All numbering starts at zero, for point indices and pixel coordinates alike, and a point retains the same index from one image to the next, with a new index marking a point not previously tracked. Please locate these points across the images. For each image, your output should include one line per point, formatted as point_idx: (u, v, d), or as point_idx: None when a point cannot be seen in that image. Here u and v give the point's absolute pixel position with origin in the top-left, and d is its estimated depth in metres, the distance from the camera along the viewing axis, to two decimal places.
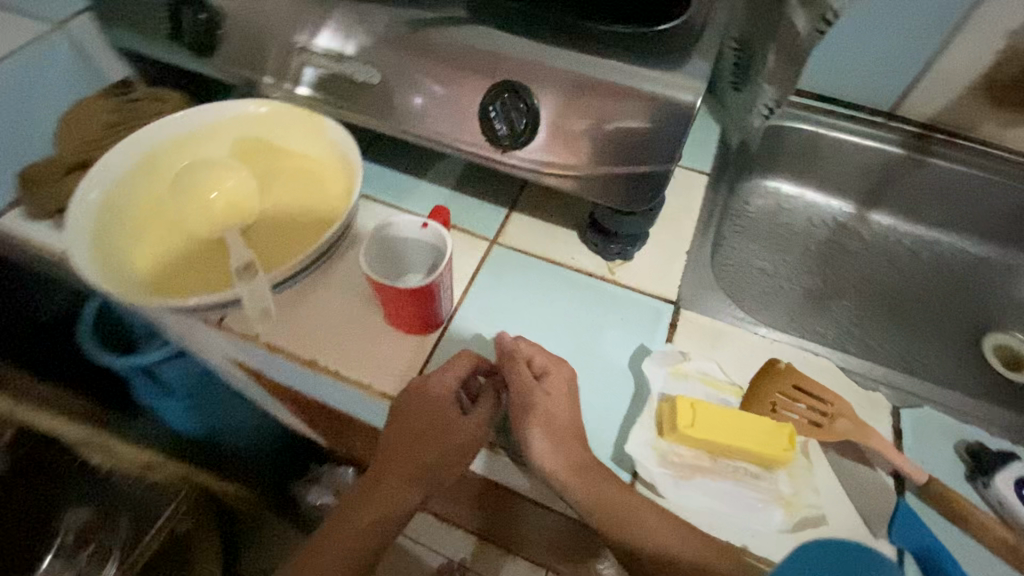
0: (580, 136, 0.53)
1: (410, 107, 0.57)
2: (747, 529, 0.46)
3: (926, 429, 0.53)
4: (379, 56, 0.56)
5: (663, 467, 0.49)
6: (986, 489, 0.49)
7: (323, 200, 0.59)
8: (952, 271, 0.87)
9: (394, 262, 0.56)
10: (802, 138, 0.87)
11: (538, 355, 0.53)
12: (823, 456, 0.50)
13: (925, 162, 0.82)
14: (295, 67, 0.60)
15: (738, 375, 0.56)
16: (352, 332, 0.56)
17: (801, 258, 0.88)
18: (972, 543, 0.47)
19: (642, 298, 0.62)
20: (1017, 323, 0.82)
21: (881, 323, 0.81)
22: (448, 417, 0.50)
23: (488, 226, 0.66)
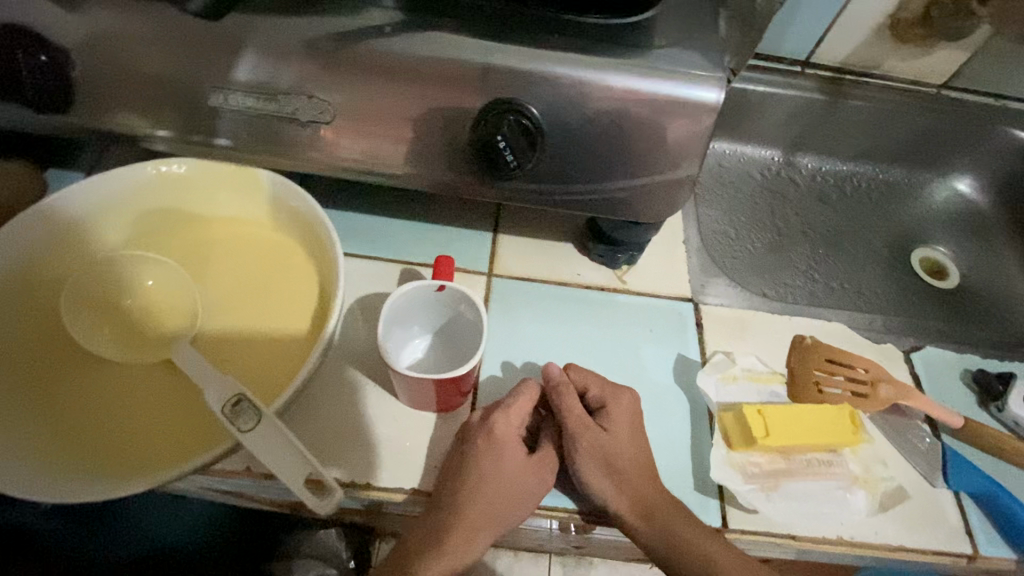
0: (589, 150, 0.46)
1: (374, 142, 0.47)
2: (837, 519, 0.47)
3: (936, 368, 0.57)
4: (323, 86, 0.44)
5: (746, 481, 0.48)
6: (999, 412, 0.55)
7: (289, 275, 0.49)
8: (878, 200, 0.91)
9: (405, 322, 0.49)
10: (732, 96, 0.85)
11: (592, 386, 0.48)
12: (872, 424, 0.52)
13: (844, 103, 0.85)
14: (203, 114, 0.46)
15: (776, 362, 0.56)
16: (370, 428, 0.47)
17: (751, 213, 0.86)
18: (999, 462, 0.52)
19: (661, 302, 0.58)
20: (933, 237, 0.89)
21: (838, 261, 0.82)
22: (512, 465, 0.44)
23: (478, 257, 0.59)
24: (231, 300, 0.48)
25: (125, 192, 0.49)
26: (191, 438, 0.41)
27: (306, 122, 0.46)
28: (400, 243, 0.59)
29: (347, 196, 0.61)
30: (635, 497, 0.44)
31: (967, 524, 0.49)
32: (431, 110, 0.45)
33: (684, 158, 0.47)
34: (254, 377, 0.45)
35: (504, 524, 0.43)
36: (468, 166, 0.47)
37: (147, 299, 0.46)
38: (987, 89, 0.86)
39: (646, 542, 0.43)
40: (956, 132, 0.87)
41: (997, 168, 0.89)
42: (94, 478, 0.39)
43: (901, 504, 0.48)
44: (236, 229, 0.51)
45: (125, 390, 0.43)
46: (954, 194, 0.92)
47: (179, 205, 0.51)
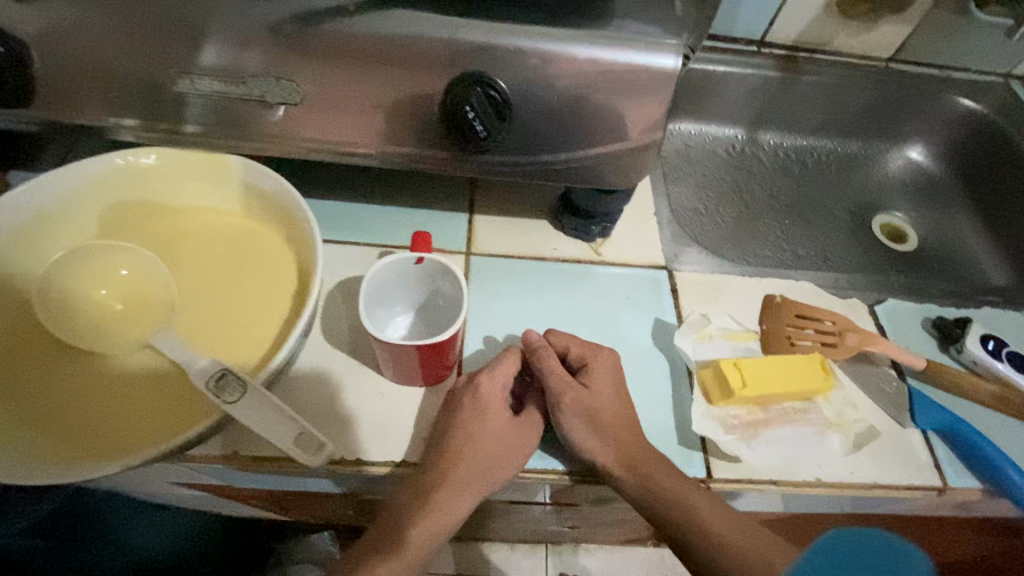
0: (557, 121, 0.48)
1: (345, 124, 0.48)
2: (813, 460, 0.49)
3: (898, 317, 0.60)
4: (291, 67, 0.45)
5: (726, 432, 0.49)
6: (959, 353, 0.58)
7: (266, 257, 0.50)
8: (837, 172, 0.95)
9: (387, 302, 0.49)
10: (693, 77, 0.88)
11: (572, 346, 0.50)
12: (841, 370, 0.54)
13: (799, 80, 0.89)
14: (170, 101, 0.46)
15: (749, 320, 0.58)
16: (354, 404, 0.48)
17: (719, 189, 0.89)
18: (958, 399, 0.56)
19: (636, 270, 0.60)
20: (890, 203, 0.93)
21: (803, 231, 0.85)
22: (499, 426, 0.46)
23: (455, 237, 0.60)
24: (209, 284, 0.48)
25: (92, 184, 0.49)
26: (177, 417, 0.41)
27: (276, 104, 0.46)
28: (377, 227, 0.59)
29: (321, 185, 0.62)
30: (622, 454, 0.46)
31: (935, 458, 0.51)
32: (400, 88, 0.46)
33: (649, 124, 0.49)
34: (237, 356, 0.45)
35: (491, 480, 0.45)
36: (440, 141, 0.48)
37: (122, 287, 0.45)
38: (929, 61, 0.91)
39: (631, 491, 0.45)
40: (905, 102, 0.91)
41: (945, 135, 0.93)
42: (81, 462, 0.38)
43: (871, 442, 0.51)
44: (210, 217, 0.52)
45: (106, 378, 0.43)
46: (907, 162, 0.96)
47: (149, 196, 0.51)
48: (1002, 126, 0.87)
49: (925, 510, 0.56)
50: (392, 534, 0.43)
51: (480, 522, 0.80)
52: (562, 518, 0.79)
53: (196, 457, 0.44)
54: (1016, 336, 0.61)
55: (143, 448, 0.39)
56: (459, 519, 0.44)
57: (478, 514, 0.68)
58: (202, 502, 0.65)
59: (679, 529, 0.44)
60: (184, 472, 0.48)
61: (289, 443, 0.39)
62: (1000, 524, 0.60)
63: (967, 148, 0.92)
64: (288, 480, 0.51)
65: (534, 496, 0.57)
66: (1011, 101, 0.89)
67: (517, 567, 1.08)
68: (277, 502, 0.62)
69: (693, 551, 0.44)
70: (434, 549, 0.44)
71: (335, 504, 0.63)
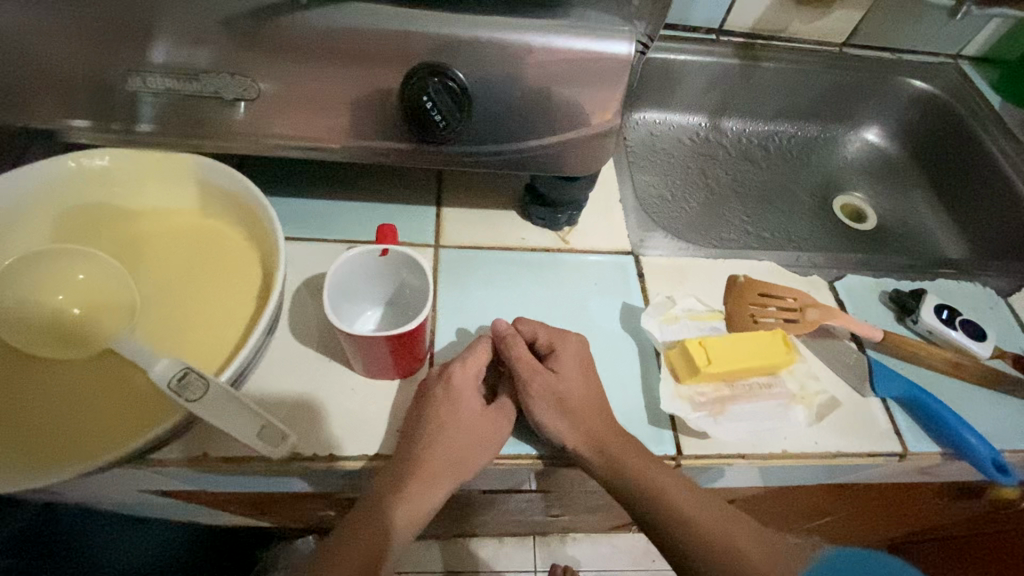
0: (516, 110, 0.48)
1: (304, 120, 0.47)
2: (778, 433, 0.51)
3: (857, 292, 0.62)
4: (246, 62, 0.44)
5: (694, 410, 0.51)
6: (915, 324, 0.60)
7: (229, 257, 0.49)
8: (798, 155, 0.98)
9: (354, 296, 0.49)
10: (655, 67, 0.89)
11: (540, 333, 0.51)
12: (802, 345, 0.56)
13: (758, 67, 0.91)
14: (121, 101, 0.45)
15: (714, 301, 0.59)
16: (325, 400, 0.48)
17: (685, 176, 0.91)
18: (915, 368, 0.58)
19: (603, 256, 0.61)
20: (849, 184, 0.96)
21: (767, 214, 0.87)
22: (471, 414, 0.46)
23: (423, 230, 0.60)
24: (170, 285, 0.47)
25: (45, 188, 0.48)
26: (140, 420, 0.41)
27: (232, 100, 0.46)
28: (344, 223, 0.59)
29: (286, 183, 0.61)
30: (592, 436, 0.46)
31: (894, 425, 0.53)
32: (357, 80, 0.46)
33: (607, 111, 0.49)
34: (201, 357, 0.44)
35: (465, 470, 0.45)
36: (401, 134, 0.48)
37: (79, 292, 0.45)
38: (880, 45, 0.94)
39: (602, 471, 0.46)
40: (860, 86, 0.94)
41: (899, 116, 0.96)
42: (40, 469, 0.38)
43: (833, 413, 0.53)
44: (170, 218, 0.51)
45: (66, 384, 0.42)
46: (864, 144, 0.99)
47: (107, 199, 0.50)
48: (951, 105, 0.91)
49: (889, 477, 0.58)
50: (368, 527, 0.43)
51: (463, 514, 0.80)
52: (545, 507, 0.80)
53: (163, 461, 0.44)
54: (968, 305, 0.64)
55: (105, 452, 0.38)
56: (434, 508, 0.44)
57: (459, 505, 0.69)
58: (178, 509, 0.64)
59: (650, 505, 0.45)
60: (154, 476, 0.48)
61: (252, 437, 0.39)
62: (961, 487, 0.63)
63: (920, 128, 0.95)
64: (262, 481, 0.51)
65: (512, 485, 0.58)
66: (959, 81, 0.93)
67: (505, 560, 1.09)
68: (254, 505, 0.62)
69: (665, 526, 0.45)
70: (411, 541, 0.45)
71: (314, 503, 0.63)
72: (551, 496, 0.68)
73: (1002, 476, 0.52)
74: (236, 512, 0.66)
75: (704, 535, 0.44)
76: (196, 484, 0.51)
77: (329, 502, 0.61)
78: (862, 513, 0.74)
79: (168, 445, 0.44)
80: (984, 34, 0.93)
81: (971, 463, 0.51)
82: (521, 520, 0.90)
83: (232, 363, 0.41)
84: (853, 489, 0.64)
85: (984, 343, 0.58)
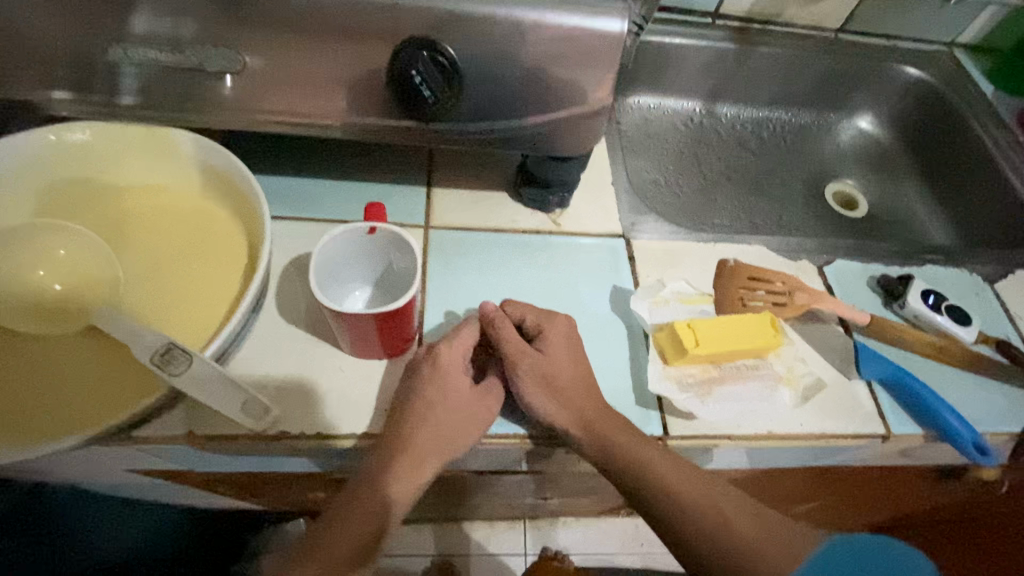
0: (508, 87, 0.48)
1: (291, 94, 0.46)
2: (763, 414, 0.51)
3: (845, 276, 0.63)
4: (230, 34, 0.43)
5: (682, 391, 0.51)
6: (901, 308, 0.60)
7: (215, 234, 0.49)
8: (790, 141, 0.97)
9: (340, 274, 0.49)
10: (649, 50, 0.88)
11: (529, 315, 0.51)
12: (790, 328, 0.57)
13: (752, 51, 0.90)
14: (104, 70, 0.44)
15: (703, 284, 0.59)
16: (312, 380, 0.48)
17: (678, 161, 0.90)
18: (902, 352, 0.58)
19: (595, 239, 0.61)
20: (841, 171, 0.96)
21: (759, 199, 0.87)
22: (458, 392, 0.46)
23: (413, 211, 0.60)
24: (155, 262, 0.47)
25: (26, 161, 0.47)
26: (126, 394, 0.40)
27: (217, 73, 0.45)
28: (332, 203, 0.58)
29: (273, 162, 0.60)
30: (581, 417, 0.47)
31: (879, 409, 0.54)
32: (347, 56, 0.45)
33: (598, 88, 0.49)
34: (188, 335, 0.44)
35: (454, 448, 0.45)
36: (390, 110, 0.48)
37: (62, 268, 0.44)
38: (875, 31, 0.94)
39: (588, 449, 0.46)
40: (854, 72, 0.94)
41: (893, 103, 0.96)
42: (23, 442, 0.37)
43: (820, 395, 0.53)
44: (156, 195, 0.51)
45: (50, 359, 0.41)
46: (857, 132, 0.99)
47: (91, 174, 0.50)
48: (944, 93, 0.91)
49: (872, 459, 0.59)
50: (357, 504, 0.43)
51: (451, 496, 0.81)
52: (536, 490, 0.81)
53: (149, 439, 0.44)
54: (953, 291, 0.65)
55: (90, 426, 0.38)
56: (422, 486, 0.45)
57: (449, 486, 0.69)
58: (166, 490, 0.64)
59: (638, 484, 0.45)
60: (141, 455, 0.48)
61: (235, 409, 0.40)
62: (942, 469, 0.64)
63: (912, 115, 0.95)
64: (250, 461, 0.51)
65: (503, 466, 0.58)
66: (953, 69, 0.93)
67: (496, 543, 1.10)
68: (241, 486, 0.62)
69: (651, 504, 0.46)
70: (400, 518, 0.45)
71: (301, 484, 0.63)
72: (541, 478, 0.69)
73: (981, 457, 0.53)
74: (227, 494, 0.66)
75: (690, 512, 0.45)
76: (184, 463, 0.51)
77: (318, 483, 0.62)
78: (847, 496, 0.75)
79: (153, 423, 0.44)
80: (982, 20, 0.93)
81: (953, 445, 0.52)
82: (509, 501, 0.91)
83: (217, 337, 0.41)
84: (838, 471, 0.65)
85: (968, 327, 0.59)
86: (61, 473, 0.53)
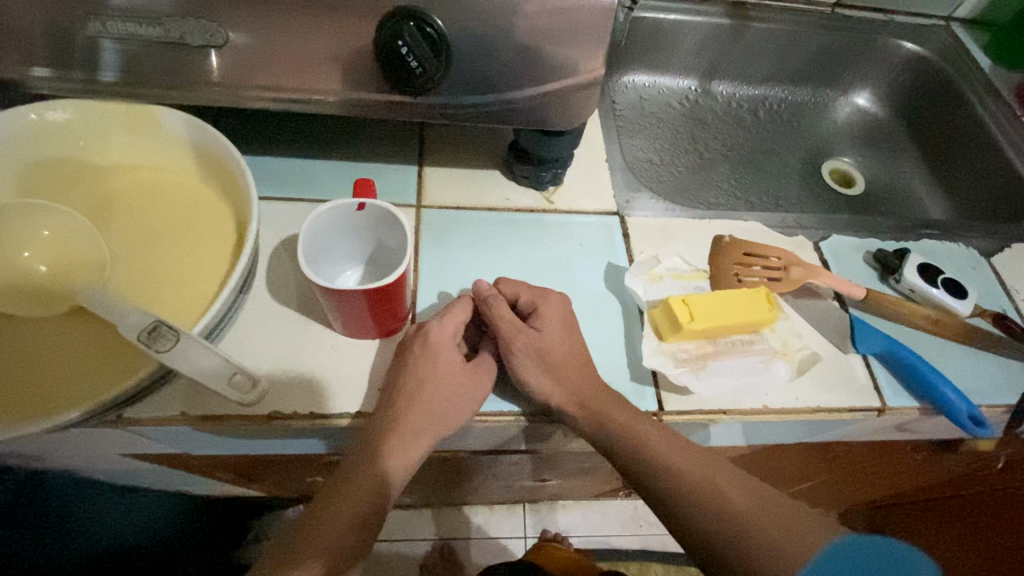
0: (498, 60, 0.47)
1: (276, 70, 0.45)
2: (759, 388, 0.51)
3: (841, 251, 0.62)
4: (211, 7, 0.42)
5: (678, 366, 0.51)
6: (897, 283, 0.60)
7: (202, 214, 0.48)
8: (786, 119, 0.96)
9: (330, 252, 0.48)
10: (644, 26, 0.87)
11: (523, 292, 0.50)
12: (786, 303, 0.56)
13: (748, 27, 0.89)
14: (83, 46, 0.43)
15: (698, 261, 0.59)
16: (305, 360, 0.47)
17: (673, 139, 0.89)
18: (897, 325, 0.58)
19: (589, 217, 0.60)
20: (837, 150, 0.95)
21: (755, 177, 0.86)
22: (451, 369, 0.46)
23: (405, 190, 0.59)
24: (140, 243, 0.46)
25: (6, 141, 0.46)
26: (114, 373, 0.40)
27: (200, 48, 0.44)
28: (322, 184, 0.57)
29: (262, 142, 0.59)
30: (576, 392, 0.46)
31: (875, 382, 0.54)
32: (332, 29, 0.44)
33: (589, 60, 0.48)
34: (178, 315, 0.43)
35: (446, 425, 0.45)
36: (378, 86, 0.47)
37: (47, 248, 0.43)
38: (872, 6, 0.93)
39: (582, 424, 0.46)
40: (851, 48, 0.92)
41: (889, 79, 0.95)
42: (11, 422, 0.37)
43: (815, 369, 0.53)
44: (142, 175, 0.50)
45: (36, 340, 0.41)
46: (854, 109, 0.98)
47: (75, 154, 0.49)
48: (941, 67, 0.90)
49: (867, 433, 0.59)
50: (353, 482, 0.43)
51: (449, 479, 0.81)
52: (534, 471, 0.81)
53: (140, 419, 0.43)
54: (951, 265, 0.64)
55: (78, 405, 0.38)
56: (416, 463, 0.45)
57: (445, 469, 0.69)
58: (163, 476, 0.64)
59: (633, 457, 0.45)
60: (135, 437, 0.47)
61: (221, 383, 0.39)
62: (938, 443, 0.64)
63: (909, 91, 0.94)
64: (244, 442, 0.50)
65: (500, 445, 0.58)
66: (950, 43, 0.91)
67: (496, 527, 1.10)
68: (238, 470, 0.62)
69: (646, 478, 0.45)
70: (394, 496, 0.45)
71: (298, 468, 0.63)
72: (538, 458, 0.69)
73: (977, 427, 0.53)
74: (224, 479, 0.66)
75: (685, 486, 0.45)
76: (177, 446, 0.50)
77: (315, 466, 0.62)
78: (843, 473, 0.76)
79: (144, 403, 0.43)
80: None
81: (948, 416, 0.52)
82: (507, 483, 0.92)
83: (204, 316, 0.40)
84: (835, 447, 0.65)
85: (964, 301, 0.58)
86: (55, 458, 0.53)
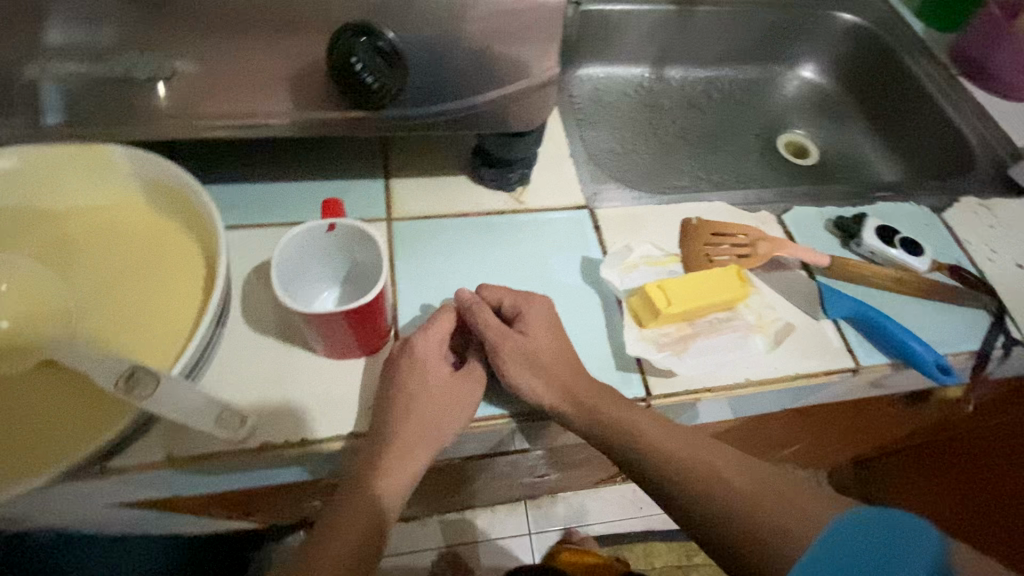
0: (455, 68, 0.47)
1: (229, 96, 0.45)
2: (740, 363, 0.53)
3: (804, 222, 0.64)
4: (155, 39, 0.41)
5: (661, 350, 0.52)
6: (858, 247, 0.62)
7: (166, 249, 0.47)
8: (740, 98, 0.99)
9: (304, 274, 0.47)
10: (594, 19, 0.88)
11: (504, 297, 0.51)
12: (759, 278, 0.58)
13: (694, 11, 0.91)
14: (25, 90, 0.41)
15: (670, 245, 0.60)
16: (290, 386, 0.47)
17: (634, 127, 0.91)
18: (863, 288, 0.60)
19: (560, 213, 0.61)
20: (790, 123, 0.99)
21: (715, 156, 0.89)
22: (440, 376, 0.46)
23: (374, 204, 0.59)
24: (106, 286, 0.45)
25: None
26: (92, 424, 0.39)
27: (148, 81, 0.42)
28: (289, 206, 0.57)
29: (223, 170, 0.58)
30: (565, 388, 0.47)
31: (848, 344, 0.56)
32: (283, 51, 0.43)
33: (543, 61, 0.49)
34: (154, 357, 0.42)
35: (440, 438, 0.45)
36: (336, 104, 0.46)
37: (7, 302, 0.42)
38: None
39: (575, 419, 0.47)
40: (793, 24, 0.96)
41: (831, 51, 0.99)
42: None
43: (792, 338, 0.55)
44: (100, 216, 0.48)
45: (3, 398, 0.40)
46: (802, 83, 1.01)
47: (26, 202, 0.47)
48: (879, 35, 0.93)
49: (846, 393, 0.61)
50: (351, 506, 0.43)
51: (448, 487, 0.81)
52: (532, 468, 0.82)
53: (126, 466, 0.42)
54: (906, 224, 0.67)
55: (59, 460, 0.37)
56: (414, 477, 0.44)
57: (444, 477, 0.69)
58: (156, 520, 0.63)
59: (627, 445, 0.46)
60: (123, 482, 0.46)
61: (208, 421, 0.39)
62: (912, 395, 0.67)
63: (851, 60, 0.98)
64: (236, 477, 0.49)
65: (495, 448, 0.58)
66: (886, 11, 0.95)
67: (500, 527, 1.11)
68: (233, 505, 0.61)
69: (641, 463, 0.46)
70: (395, 512, 0.45)
71: (295, 494, 0.62)
72: (535, 455, 0.69)
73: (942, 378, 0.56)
74: (219, 516, 0.65)
75: (680, 467, 0.46)
76: (167, 489, 0.49)
77: (312, 491, 0.61)
78: (827, 433, 0.78)
79: (129, 449, 0.42)
80: None
81: (918, 368, 0.55)
82: (505, 483, 0.92)
83: (182, 355, 0.40)
84: (815, 411, 0.67)
85: (921, 258, 0.61)
86: (40, 517, 0.51)
